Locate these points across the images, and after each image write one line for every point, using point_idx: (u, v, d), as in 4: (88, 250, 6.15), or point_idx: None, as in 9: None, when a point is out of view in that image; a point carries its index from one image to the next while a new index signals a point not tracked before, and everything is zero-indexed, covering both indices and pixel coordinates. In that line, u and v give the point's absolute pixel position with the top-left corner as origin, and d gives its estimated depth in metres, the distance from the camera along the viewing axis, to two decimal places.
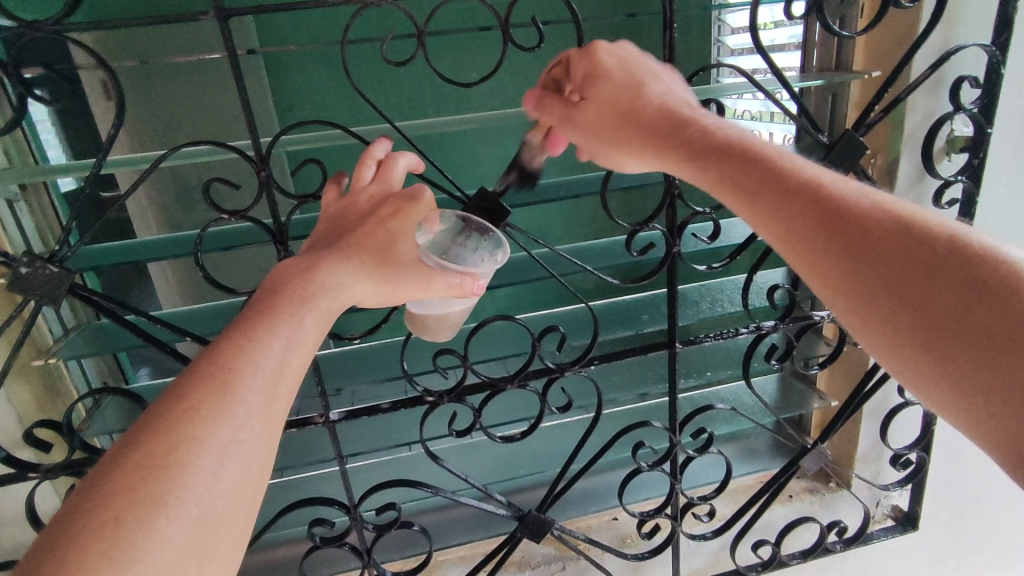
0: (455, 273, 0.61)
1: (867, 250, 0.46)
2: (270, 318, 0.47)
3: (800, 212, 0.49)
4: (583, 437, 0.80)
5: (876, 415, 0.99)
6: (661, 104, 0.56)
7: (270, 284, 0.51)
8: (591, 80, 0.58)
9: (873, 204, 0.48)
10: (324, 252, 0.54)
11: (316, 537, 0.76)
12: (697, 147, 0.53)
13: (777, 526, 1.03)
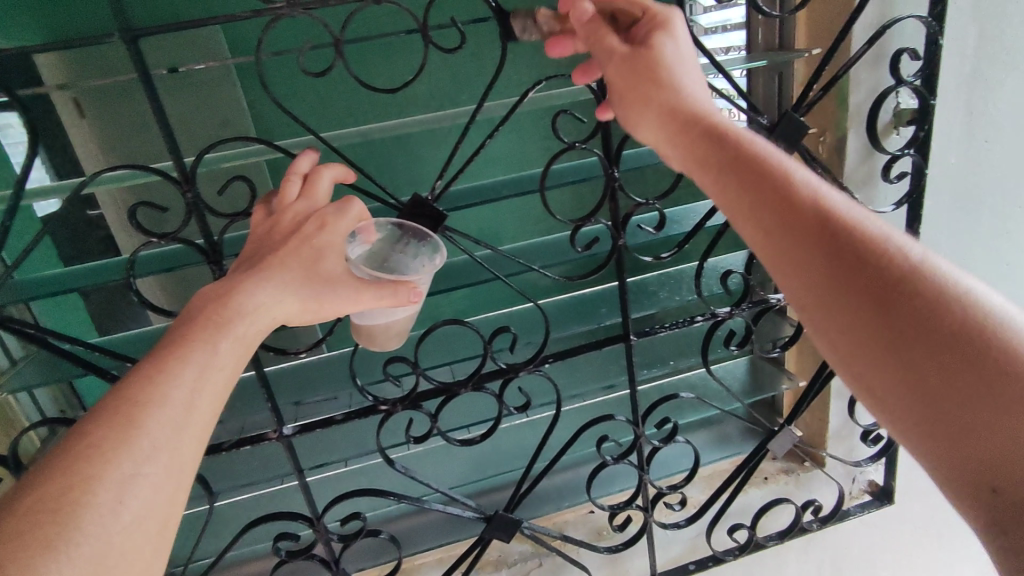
0: (389, 283, 0.60)
1: (843, 250, 0.46)
2: (182, 348, 0.48)
3: (784, 196, 0.49)
4: (548, 429, 0.79)
5: (844, 392, 0.99)
6: (682, 76, 0.57)
7: (188, 312, 0.51)
8: (652, 39, 0.59)
9: (865, 219, 0.47)
10: (245, 275, 0.54)
11: (281, 551, 0.76)
12: (707, 134, 0.54)
13: (752, 508, 1.03)
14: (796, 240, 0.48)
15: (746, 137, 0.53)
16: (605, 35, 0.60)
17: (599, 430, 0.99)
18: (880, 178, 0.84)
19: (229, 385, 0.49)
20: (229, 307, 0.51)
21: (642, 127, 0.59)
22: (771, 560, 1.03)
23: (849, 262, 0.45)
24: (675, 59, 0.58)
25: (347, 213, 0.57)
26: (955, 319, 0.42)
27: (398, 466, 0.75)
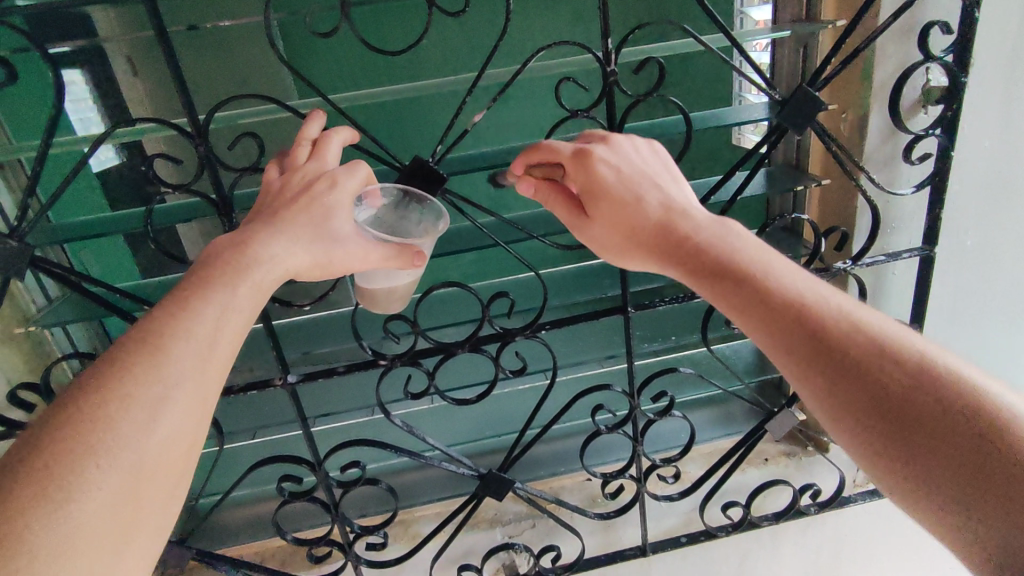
0: (394, 246, 0.62)
1: (831, 369, 0.49)
2: (203, 288, 0.51)
3: (768, 323, 0.52)
4: (542, 395, 0.81)
5: None
6: (644, 215, 0.60)
7: (208, 256, 0.54)
8: (591, 193, 0.62)
9: (849, 329, 0.50)
10: (260, 226, 0.57)
11: (284, 492, 0.81)
12: (689, 271, 0.57)
13: (749, 488, 1.03)
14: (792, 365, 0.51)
15: (724, 262, 0.56)
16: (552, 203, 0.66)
17: (596, 399, 1.00)
18: (902, 159, 0.81)
19: (249, 324, 0.52)
20: (251, 253, 0.54)
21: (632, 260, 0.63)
22: (767, 538, 1.05)
23: (842, 379, 0.49)
24: (628, 197, 0.60)
25: (352, 173, 0.61)
26: (960, 419, 0.44)
27: (395, 419, 0.78)
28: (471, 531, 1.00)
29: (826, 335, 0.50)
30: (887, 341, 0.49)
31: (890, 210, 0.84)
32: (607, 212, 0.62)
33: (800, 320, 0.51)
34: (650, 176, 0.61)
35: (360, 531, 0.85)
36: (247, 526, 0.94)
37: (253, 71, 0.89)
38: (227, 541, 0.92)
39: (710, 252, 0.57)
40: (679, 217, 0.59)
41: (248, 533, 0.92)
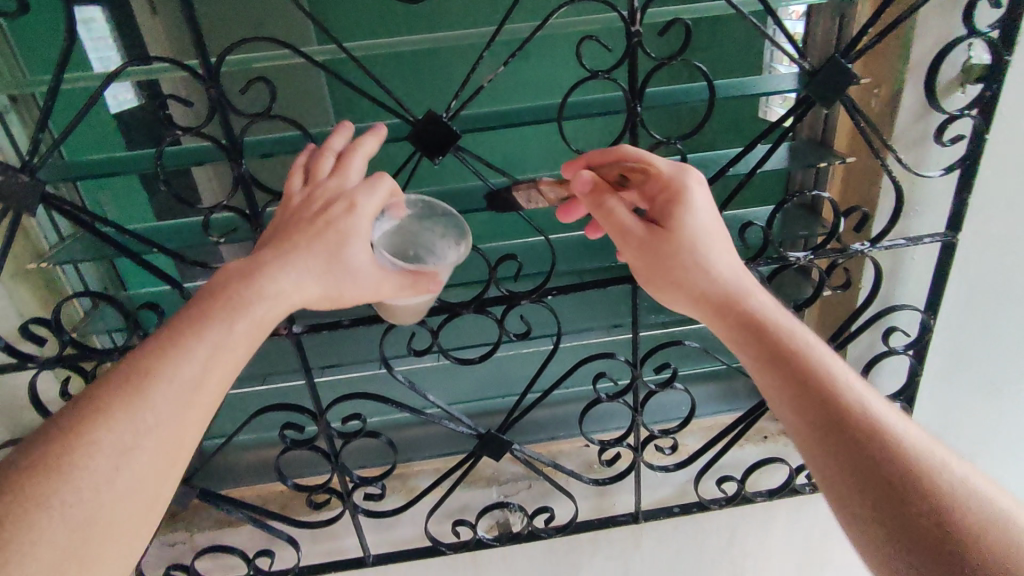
0: (410, 273, 0.61)
1: (851, 438, 0.55)
2: (199, 323, 0.52)
3: (806, 381, 0.58)
4: (545, 360, 0.81)
5: (857, 361, 0.97)
6: (715, 251, 0.64)
7: (210, 285, 0.54)
8: (672, 215, 0.64)
9: (870, 410, 0.56)
10: (271, 253, 0.56)
11: (286, 439, 0.83)
12: (743, 311, 0.62)
13: (746, 463, 1.04)
14: (810, 412, 0.57)
15: (778, 319, 0.61)
16: (615, 202, 0.65)
17: (598, 367, 1.00)
18: (933, 140, 0.78)
19: (234, 368, 0.53)
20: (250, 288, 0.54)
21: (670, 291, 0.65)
22: (757, 511, 1.05)
23: (857, 450, 0.55)
24: (708, 227, 0.64)
25: (375, 190, 0.59)
26: (944, 512, 0.51)
27: (397, 374, 0.79)
28: (468, 488, 1.02)
29: (852, 408, 0.56)
30: (901, 431, 0.55)
31: (915, 192, 0.81)
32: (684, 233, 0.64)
33: (832, 389, 0.58)
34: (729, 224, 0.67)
35: (357, 481, 0.86)
36: (252, 470, 0.97)
37: (268, 14, 0.87)
38: (231, 483, 0.95)
39: (766, 306, 0.62)
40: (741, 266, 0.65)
41: (251, 476, 0.94)
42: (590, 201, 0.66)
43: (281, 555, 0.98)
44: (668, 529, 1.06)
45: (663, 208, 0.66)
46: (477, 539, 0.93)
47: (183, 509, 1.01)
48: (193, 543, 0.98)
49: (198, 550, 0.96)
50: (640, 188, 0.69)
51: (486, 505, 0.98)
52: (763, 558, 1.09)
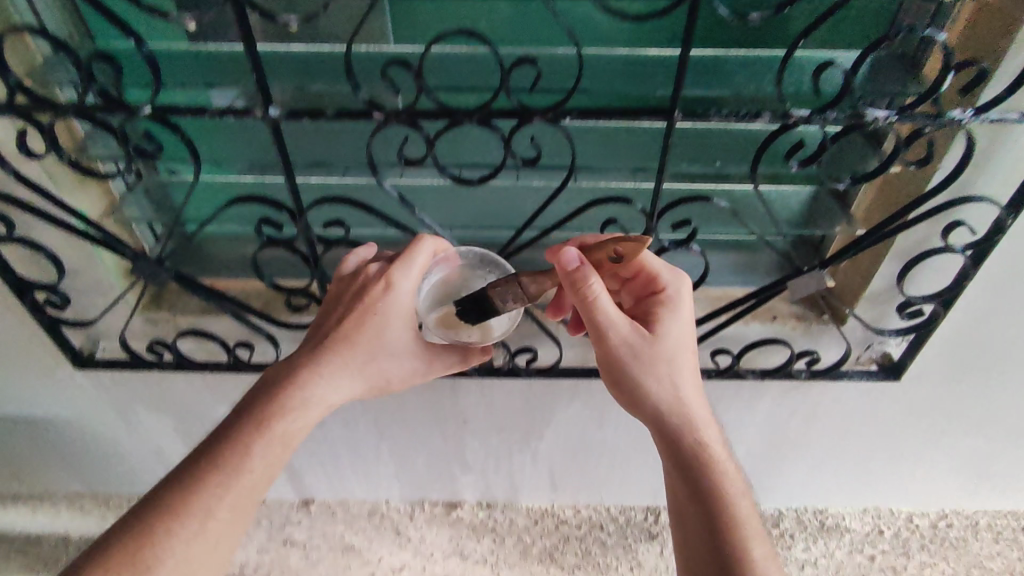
0: (455, 350, 0.82)
1: (721, 533, 0.74)
2: (219, 455, 0.68)
3: (710, 479, 0.76)
4: (551, 193, 0.74)
5: (903, 255, 0.86)
6: (681, 364, 0.77)
7: (245, 405, 0.72)
8: (656, 325, 0.77)
9: (741, 520, 0.75)
10: (316, 361, 0.74)
11: (264, 235, 0.79)
12: (682, 412, 0.77)
13: (745, 341, 0.98)
14: (700, 512, 0.76)
15: (706, 427, 0.78)
16: (598, 289, 0.68)
17: None
18: None
19: (245, 496, 0.68)
20: (295, 402, 0.72)
21: (628, 393, 0.77)
22: (743, 392, 1.08)
23: (721, 547, 0.74)
24: (683, 339, 0.78)
25: (412, 274, 0.74)
26: None
27: (388, 187, 0.74)
28: None
29: (729, 513, 0.75)
30: (755, 542, 0.75)
31: None
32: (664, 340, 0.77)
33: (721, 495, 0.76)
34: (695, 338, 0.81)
35: None
36: (233, 263, 0.94)
37: None
38: (211, 272, 0.93)
39: (700, 412, 0.78)
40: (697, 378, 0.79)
41: (232, 270, 0.94)
42: (569, 277, 0.67)
43: (262, 350, 1.00)
44: None
45: (648, 307, 0.79)
46: None
47: (167, 291, 1.01)
48: (175, 324, 0.99)
49: (179, 331, 0.97)
50: (631, 290, 0.82)
51: None
52: (733, 424, 1.15)
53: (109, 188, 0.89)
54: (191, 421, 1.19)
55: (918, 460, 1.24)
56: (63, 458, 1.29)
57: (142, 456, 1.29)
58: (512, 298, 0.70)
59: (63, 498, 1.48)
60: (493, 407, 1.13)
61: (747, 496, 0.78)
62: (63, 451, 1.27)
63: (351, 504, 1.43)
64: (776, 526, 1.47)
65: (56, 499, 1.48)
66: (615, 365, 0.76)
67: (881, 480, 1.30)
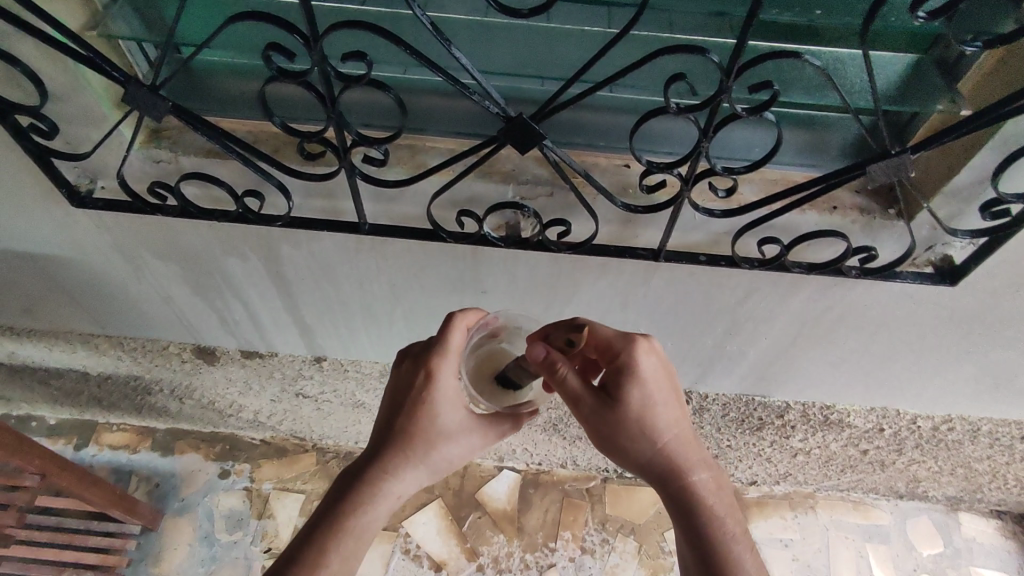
0: (506, 423, 0.99)
1: (703, 541, 0.94)
2: (304, 553, 0.89)
3: (686, 501, 0.95)
4: (616, 33, 0.60)
5: (1004, 146, 0.75)
6: (650, 421, 0.91)
7: (321, 511, 0.93)
8: (620, 391, 0.89)
9: (718, 528, 0.94)
10: (387, 455, 0.94)
11: (272, 65, 0.67)
12: (653, 456, 0.93)
13: (797, 232, 0.89)
14: (686, 523, 0.95)
15: (678, 461, 0.94)
16: (566, 372, 0.85)
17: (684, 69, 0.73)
18: None
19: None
20: (373, 490, 0.93)
21: (608, 444, 0.92)
22: (782, 285, 1.02)
23: (705, 552, 0.93)
24: (648, 397, 0.90)
25: (451, 360, 0.93)
26: None
27: (420, 11, 0.61)
28: (482, 180, 0.89)
29: (708, 523, 0.94)
30: (733, 544, 0.93)
31: None
32: (628, 404, 0.90)
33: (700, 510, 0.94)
34: (669, 388, 0.92)
35: (357, 140, 0.75)
36: (238, 100, 0.84)
37: None
38: (217, 112, 0.84)
39: (673, 449, 0.93)
40: (666, 424, 0.92)
41: (239, 108, 0.83)
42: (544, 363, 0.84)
43: (273, 199, 0.93)
44: (685, 273, 1.01)
45: (614, 375, 0.90)
46: (480, 235, 0.88)
47: (166, 127, 0.91)
48: (178, 164, 0.90)
49: (182, 173, 0.89)
50: (603, 355, 0.93)
51: (498, 202, 0.87)
52: (763, 317, 1.11)
53: None
54: (200, 271, 1.15)
55: (944, 365, 1.20)
56: (73, 298, 1.28)
57: (153, 303, 1.27)
58: (522, 373, 0.88)
59: (78, 337, 1.45)
60: (515, 278, 1.09)
61: (719, 497, 0.96)
62: (73, 292, 1.26)
63: (362, 364, 1.44)
64: (781, 415, 1.46)
65: (71, 337, 1.46)
66: (596, 427, 0.90)
67: (900, 380, 1.27)
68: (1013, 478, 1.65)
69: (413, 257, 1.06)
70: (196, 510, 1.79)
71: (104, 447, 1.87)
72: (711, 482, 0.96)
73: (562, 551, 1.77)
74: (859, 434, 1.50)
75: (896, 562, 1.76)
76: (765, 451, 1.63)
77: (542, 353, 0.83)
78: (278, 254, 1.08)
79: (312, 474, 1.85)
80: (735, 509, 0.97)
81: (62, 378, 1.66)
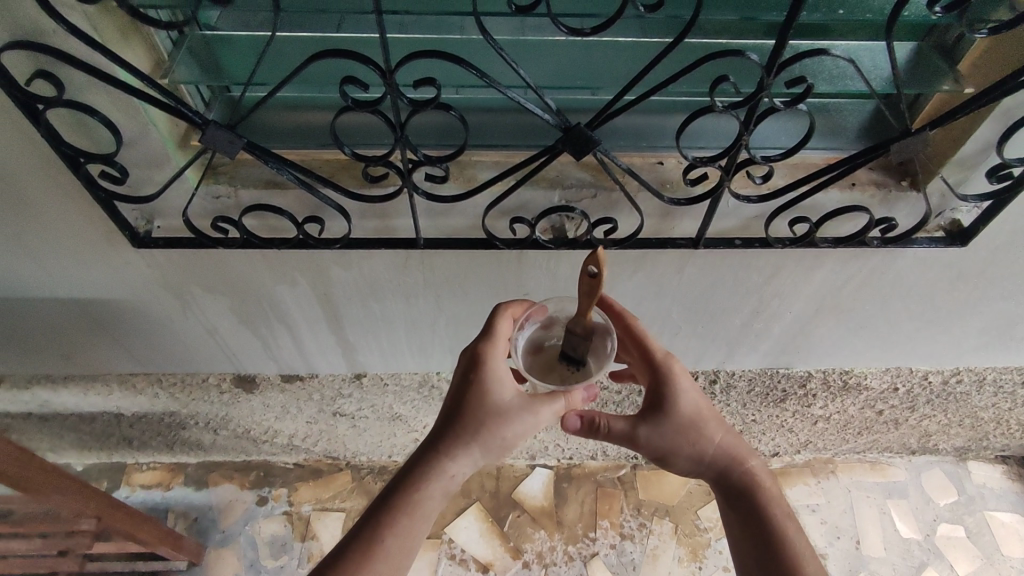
0: (559, 398, 0.89)
1: (758, 534, 0.99)
2: (363, 536, 0.87)
3: (735, 496, 1.01)
4: (669, 44, 0.67)
5: (1005, 117, 0.84)
6: (692, 429, 0.98)
7: (380, 496, 0.91)
8: (662, 409, 0.97)
9: (770, 520, 0.99)
10: (442, 437, 0.90)
11: (348, 98, 0.72)
12: (700, 459, 1.00)
13: (823, 210, 0.97)
14: (741, 518, 1.01)
15: (725, 460, 1.00)
16: (607, 420, 0.93)
17: (718, 70, 0.80)
18: None
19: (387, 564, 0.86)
20: (427, 470, 0.89)
21: (668, 458, 1.00)
22: (806, 260, 1.10)
23: (761, 543, 0.98)
24: (690, 407, 0.97)
25: (498, 345, 0.92)
26: None
27: (491, 38, 0.67)
28: (529, 188, 0.95)
29: (761, 515, 0.99)
30: (786, 532, 0.98)
31: None
32: (671, 418, 0.97)
33: (751, 504, 1.00)
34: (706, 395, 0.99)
35: (422, 160, 0.80)
36: (300, 132, 0.88)
37: None
38: (273, 142, 0.88)
39: (719, 450, 1.00)
40: (709, 428, 0.99)
41: (299, 139, 0.88)
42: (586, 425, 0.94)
43: (329, 224, 0.97)
44: (718, 257, 1.08)
45: (656, 391, 0.97)
46: (533, 239, 0.94)
47: (222, 163, 0.95)
48: (236, 199, 0.94)
49: (242, 207, 0.93)
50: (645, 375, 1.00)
51: (549, 207, 0.93)
52: (788, 292, 1.19)
53: (153, 43, 0.80)
54: (247, 300, 1.18)
55: (953, 321, 1.29)
56: (114, 340, 1.30)
57: (196, 336, 1.29)
58: (579, 345, 0.87)
59: (116, 378, 1.47)
60: (556, 277, 1.15)
61: (768, 489, 1.01)
62: (115, 333, 1.27)
63: (401, 376, 1.48)
64: (803, 385, 1.54)
65: (108, 380, 1.47)
66: (653, 445, 0.97)
67: (913, 340, 1.36)
68: (1015, 423, 1.76)
69: (459, 266, 1.11)
70: (238, 539, 1.79)
71: (137, 488, 1.87)
72: (764, 469, 1.03)
73: (602, 540, 1.82)
74: (875, 395, 1.59)
75: (916, 515, 1.85)
76: (787, 422, 1.71)
77: (575, 423, 0.94)
78: (326, 276, 1.12)
79: (349, 492, 1.87)
80: (786, 501, 1.02)
81: (94, 422, 1.66)
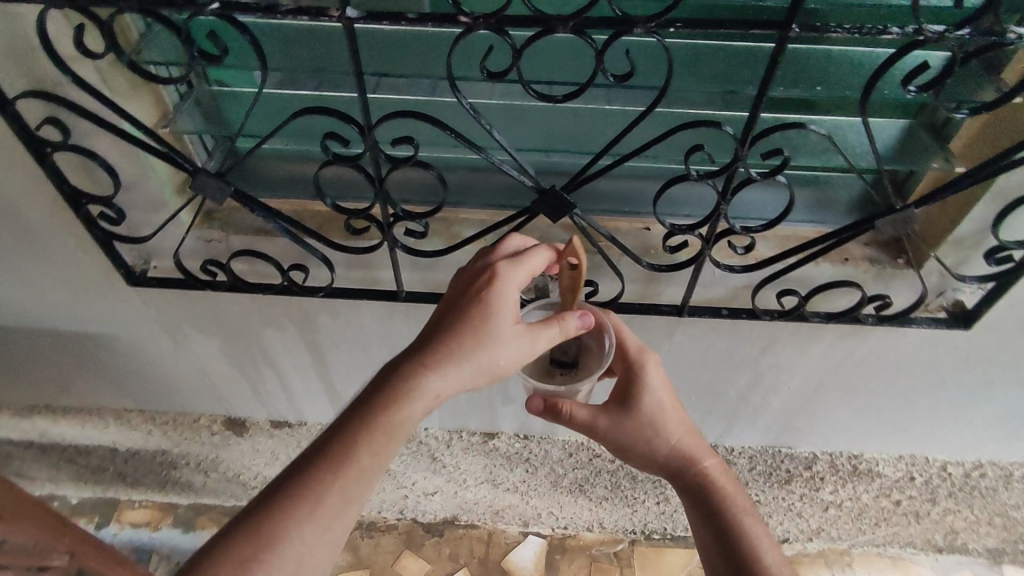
0: (556, 328, 0.77)
1: (726, 540, 0.89)
2: (330, 452, 0.70)
3: (700, 500, 0.92)
4: (640, 113, 0.68)
5: (999, 198, 0.82)
6: (655, 423, 0.92)
7: (352, 406, 0.73)
8: (626, 398, 0.92)
9: (737, 523, 0.90)
10: (435, 348, 0.73)
11: (330, 151, 0.74)
12: (661, 458, 0.93)
13: (813, 283, 0.94)
14: (707, 524, 0.91)
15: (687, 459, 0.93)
16: (570, 408, 0.86)
17: (694, 141, 0.80)
18: None
19: (361, 484, 0.69)
20: (409, 384, 0.71)
21: (629, 452, 0.93)
22: (802, 332, 1.06)
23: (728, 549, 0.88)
24: (655, 399, 0.92)
25: (518, 265, 0.77)
26: None
27: (466, 101, 0.69)
28: None
29: (727, 520, 0.90)
30: (754, 536, 0.89)
31: None
32: (634, 410, 0.92)
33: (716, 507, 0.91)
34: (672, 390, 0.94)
35: (400, 214, 0.81)
36: (290, 181, 0.92)
37: None
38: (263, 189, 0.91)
39: (681, 447, 0.93)
40: (673, 423, 0.93)
41: (289, 190, 0.91)
42: (548, 408, 0.85)
43: (316, 272, 0.99)
44: (708, 326, 1.05)
45: (624, 382, 0.93)
46: None
47: (220, 211, 0.99)
48: (228, 244, 0.97)
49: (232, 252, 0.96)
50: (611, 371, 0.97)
51: None
52: (786, 366, 1.14)
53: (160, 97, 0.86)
54: (238, 342, 1.20)
55: (971, 408, 1.22)
56: (111, 373, 1.31)
57: (187, 373, 1.30)
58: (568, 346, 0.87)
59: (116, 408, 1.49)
60: None
61: (735, 492, 0.93)
62: (111, 366, 1.29)
63: None
64: (809, 466, 1.52)
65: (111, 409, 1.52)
66: (613, 437, 0.91)
67: (929, 424, 1.28)
68: None
69: None
70: None
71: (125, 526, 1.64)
72: (723, 473, 0.95)
73: None
74: (891, 483, 1.52)
75: None
76: (795, 506, 1.55)
77: (539, 403, 0.85)
78: (315, 323, 1.13)
79: None
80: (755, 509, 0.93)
81: (87, 457, 1.65)
